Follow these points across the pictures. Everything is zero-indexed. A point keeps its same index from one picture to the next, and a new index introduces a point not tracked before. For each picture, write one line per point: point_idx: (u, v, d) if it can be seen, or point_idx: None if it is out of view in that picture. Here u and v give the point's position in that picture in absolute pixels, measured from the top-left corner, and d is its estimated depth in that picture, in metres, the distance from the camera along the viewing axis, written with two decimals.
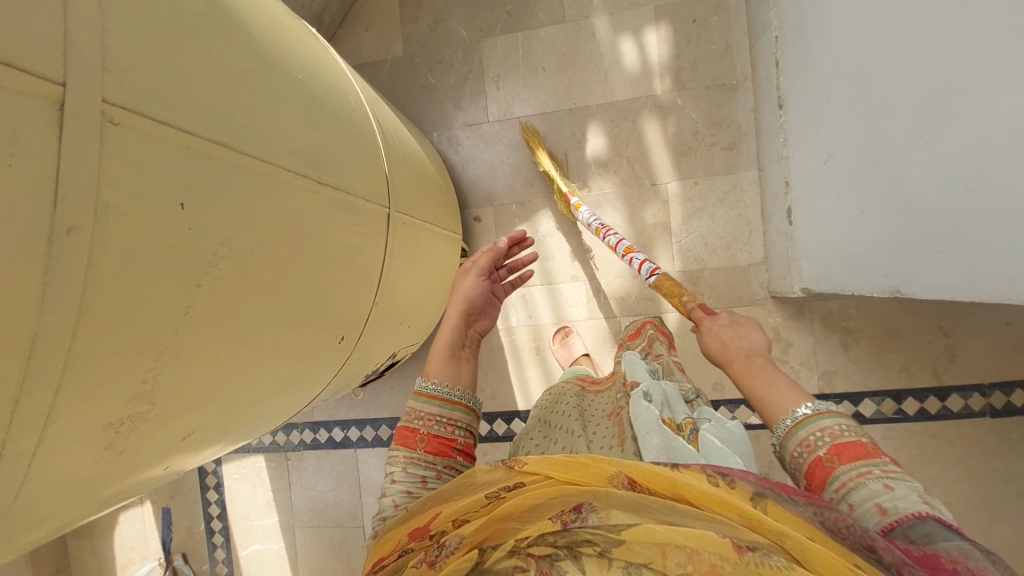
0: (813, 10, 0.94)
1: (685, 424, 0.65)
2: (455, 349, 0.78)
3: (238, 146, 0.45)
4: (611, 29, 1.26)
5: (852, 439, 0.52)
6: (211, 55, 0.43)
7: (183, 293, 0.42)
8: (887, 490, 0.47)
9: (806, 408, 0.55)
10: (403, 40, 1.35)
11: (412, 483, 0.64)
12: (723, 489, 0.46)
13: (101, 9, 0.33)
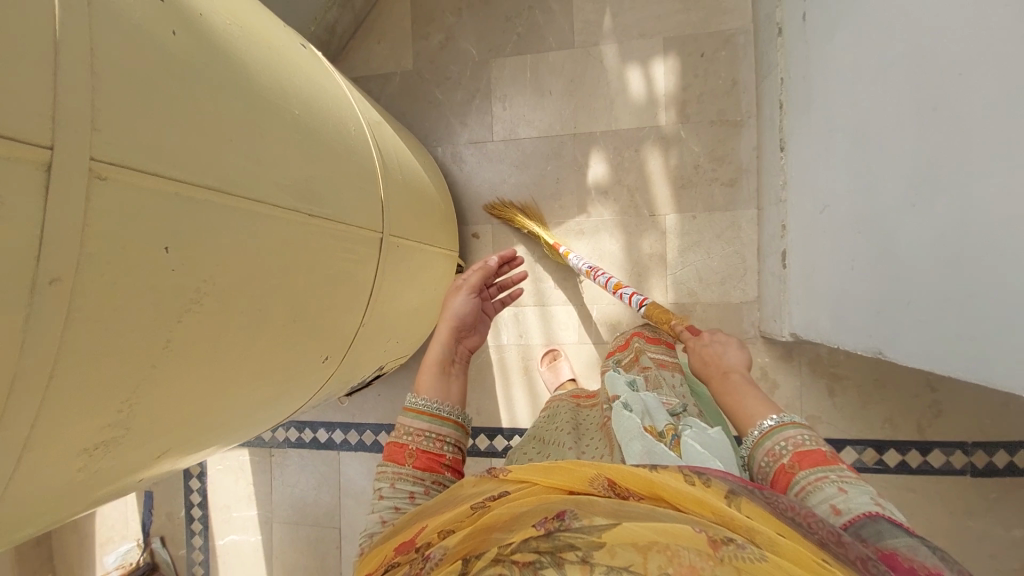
0: (817, 58, 0.94)
1: (666, 430, 0.63)
2: (443, 364, 0.77)
3: (230, 189, 0.46)
4: (619, 57, 1.27)
5: (813, 447, 0.55)
6: (207, 102, 0.45)
7: (163, 330, 0.43)
8: (841, 493, 0.50)
9: (771, 420, 0.59)
10: (413, 55, 1.38)
11: (400, 499, 0.64)
12: (699, 488, 0.46)
13: (93, 71, 0.35)
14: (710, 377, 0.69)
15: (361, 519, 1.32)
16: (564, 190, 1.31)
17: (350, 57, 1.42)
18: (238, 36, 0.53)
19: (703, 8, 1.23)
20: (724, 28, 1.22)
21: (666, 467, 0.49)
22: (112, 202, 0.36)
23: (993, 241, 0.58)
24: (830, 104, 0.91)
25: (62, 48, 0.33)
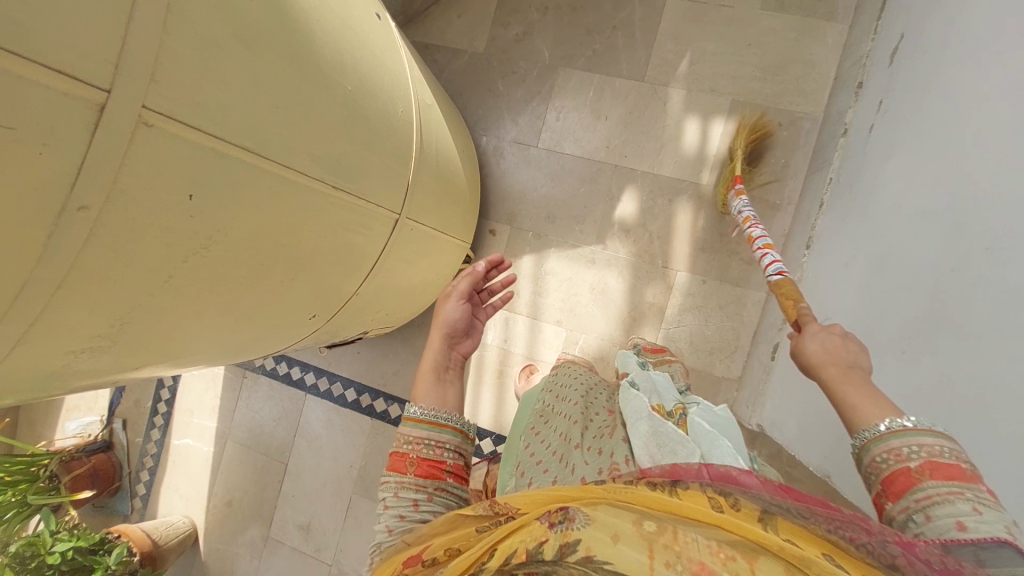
0: (871, 171, 0.94)
1: (674, 410, 0.77)
2: (438, 371, 0.83)
3: (265, 153, 0.49)
4: (683, 106, 1.27)
5: (952, 461, 0.50)
6: (265, 69, 0.47)
7: (169, 265, 0.45)
8: (975, 513, 0.46)
9: (907, 421, 0.53)
10: (487, 42, 1.39)
11: (405, 507, 0.67)
12: (726, 511, 0.46)
13: (165, 27, 0.37)
14: (824, 371, 0.63)
15: (308, 462, 1.38)
16: (590, 216, 1.32)
17: (427, 24, 1.43)
18: (315, 8, 0.56)
19: (780, 83, 1.23)
20: (793, 109, 1.21)
21: (689, 486, 0.49)
22: (155, 145, 0.38)
23: (992, 418, 0.59)
24: (866, 223, 0.91)
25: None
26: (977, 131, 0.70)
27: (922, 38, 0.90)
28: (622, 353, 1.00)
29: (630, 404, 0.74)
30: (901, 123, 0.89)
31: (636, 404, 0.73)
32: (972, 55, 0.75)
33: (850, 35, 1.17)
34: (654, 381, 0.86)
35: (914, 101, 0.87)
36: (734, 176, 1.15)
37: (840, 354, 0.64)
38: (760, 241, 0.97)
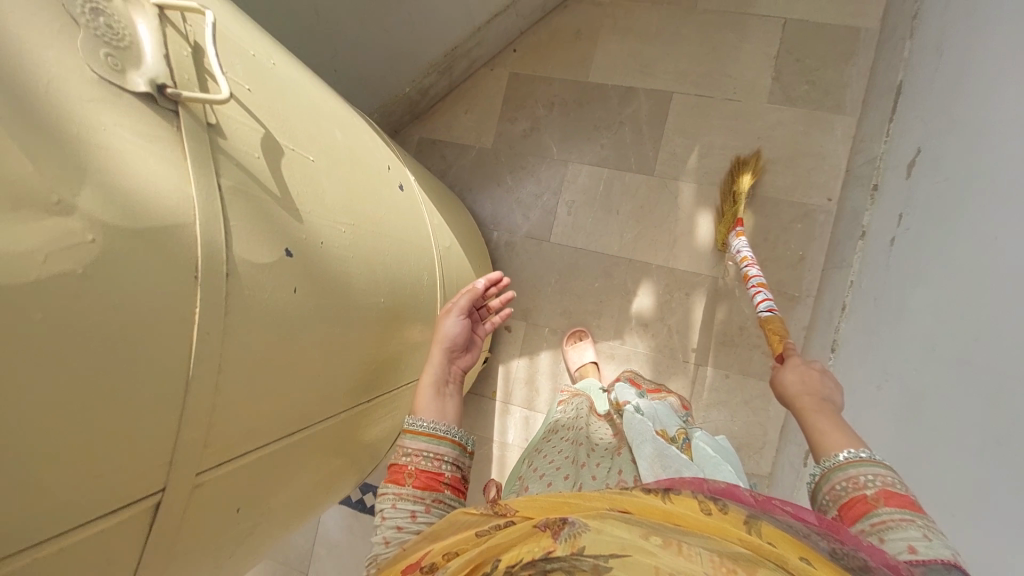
0: (897, 289, 0.93)
1: (677, 434, 0.89)
2: (439, 386, 0.74)
3: (305, 422, 0.49)
4: (694, 199, 1.27)
5: (901, 491, 0.59)
6: (307, 352, 0.45)
7: (222, 559, 0.46)
8: (924, 538, 0.53)
9: (864, 453, 0.63)
10: (495, 136, 1.39)
11: (402, 518, 0.63)
12: (714, 516, 0.48)
13: (219, 390, 0.36)
14: (799, 401, 0.74)
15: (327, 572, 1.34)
16: (606, 310, 1.30)
17: (434, 119, 1.43)
18: (347, 245, 0.53)
19: (791, 176, 1.23)
20: (806, 202, 1.21)
21: (680, 493, 0.50)
22: (207, 496, 0.39)
23: None
24: (896, 349, 0.90)
25: (192, 384, 0.33)
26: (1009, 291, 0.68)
27: (941, 157, 0.89)
28: (619, 385, 1.08)
29: (635, 427, 0.87)
30: (924, 247, 0.89)
31: (641, 428, 0.86)
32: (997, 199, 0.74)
33: (860, 129, 1.17)
34: (656, 406, 0.97)
35: (938, 224, 0.86)
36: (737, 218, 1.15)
37: (813, 387, 0.75)
38: (755, 279, 1.04)
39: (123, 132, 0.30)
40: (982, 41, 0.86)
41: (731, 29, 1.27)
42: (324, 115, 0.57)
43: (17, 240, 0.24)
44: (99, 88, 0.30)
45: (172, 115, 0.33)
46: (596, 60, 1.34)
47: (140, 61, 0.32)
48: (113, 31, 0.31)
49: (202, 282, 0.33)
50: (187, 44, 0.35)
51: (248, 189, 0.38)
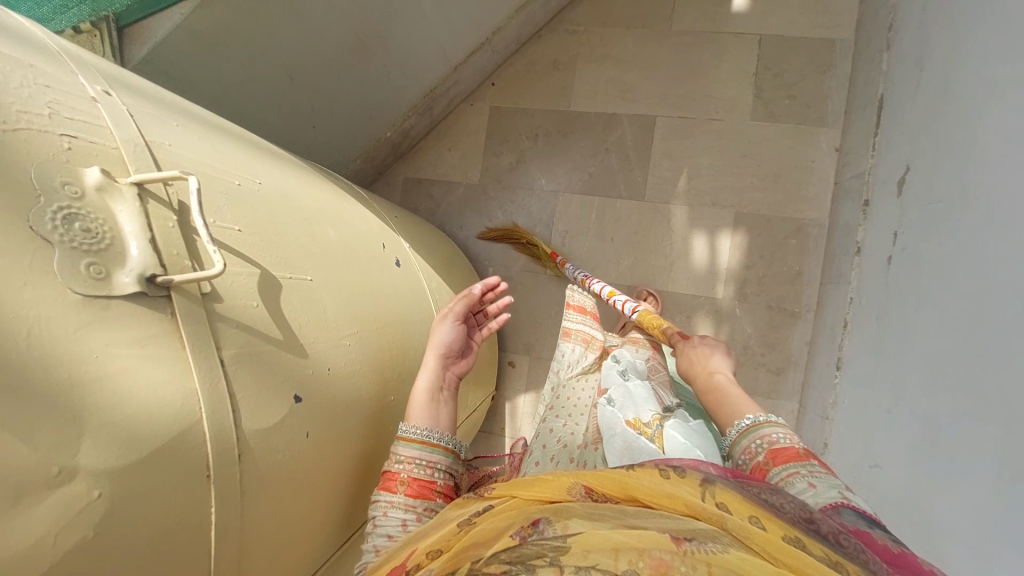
0: (896, 309, 0.94)
1: (651, 421, 0.77)
2: (433, 391, 0.69)
3: (317, 538, 0.53)
4: (687, 222, 1.27)
5: (785, 445, 0.64)
6: (311, 483, 0.48)
7: None
8: (811, 488, 0.59)
9: (747, 422, 0.69)
10: (481, 171, 1.38)
11: (394, 527, 0.62)
12: (673, 481, 0.51)
13: (240, 547, 0.41)
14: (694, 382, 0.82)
15: None
16: None
17: (418, 157, 1.41)
18: (356, 356, 0.52)
19: (780, 192, 1.23)
20: (799, 218, 1.22)
21: (643, 465, 0.54)
22: None
23: None
24: (893, 371, 0.92)
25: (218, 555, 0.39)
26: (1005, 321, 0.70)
27: (931, 175, 0.90)
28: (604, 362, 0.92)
29: (605, 420, 0.79)
30: (916, 270, 0.90)
31: (610, 420, 0.78)
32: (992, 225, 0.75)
33: (845, 141, 1.18)
34: (632, 390, 0.84)
35: (933, 245, 0.87)
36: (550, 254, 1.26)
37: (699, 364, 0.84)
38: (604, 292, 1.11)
39: (118, 350, 0.33)
40: (964, 57, 0.86)
41: (709, 49, 1.27)
42: (315, 215, 0.55)
43: (31, 526, 0.29)
44: (88, 312, 0.32)
45: (164, 300, 0.35)
46: (575, 88, 1.33)
47: (125, 256, 0.34)
48: (92, 235, 0.33)
49: (213, 474, 0.37)
50: (168, 213, 0.37)
51: (251, 350, 0.40)
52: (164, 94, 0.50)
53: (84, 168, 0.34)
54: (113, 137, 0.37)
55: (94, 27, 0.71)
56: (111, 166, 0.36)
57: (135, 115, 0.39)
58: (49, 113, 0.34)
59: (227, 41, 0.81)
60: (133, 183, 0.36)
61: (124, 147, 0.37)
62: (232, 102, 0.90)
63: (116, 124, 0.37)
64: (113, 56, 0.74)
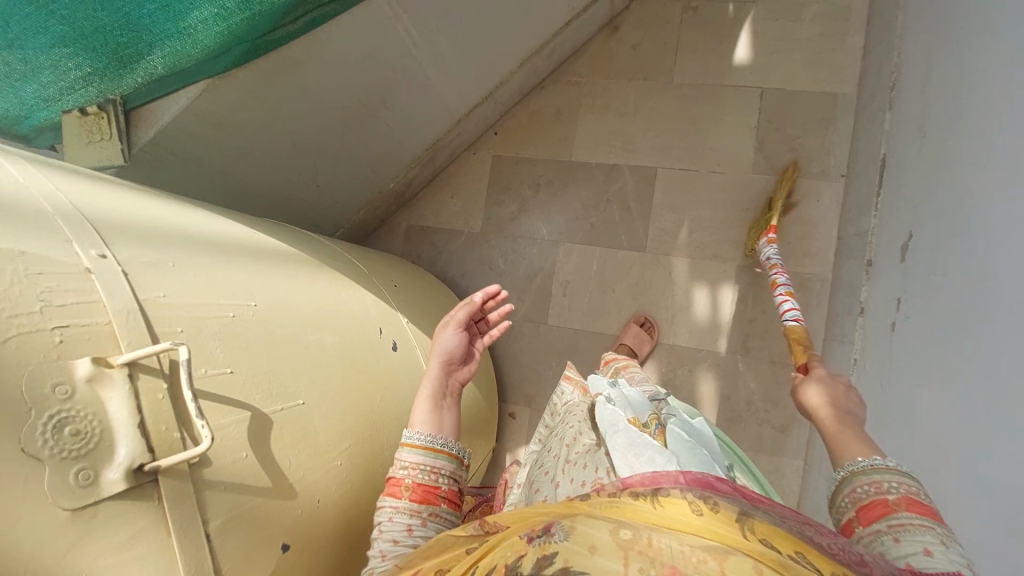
0: (900, 378, 0.92)
1: (650, 421, 0.74)
2: (436, 399, 0.69)
3: None
4: (689, 274, 1.26)
5: (924, 500, 0.59)
6: None
7: None
8: (941, 544, 0.53)
9: (888, 461, 0.64)
10: (483, 220, 1.38)
11: (398, 531, 0.58)
12: (708, 517, 0.45)
13: None
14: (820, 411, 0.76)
15: None
16: None
17: (421, 204, 1.42)
18: (345, 476, 0.52)
19: (783, 246, 1.22)
20: (801, 272, 1.21)
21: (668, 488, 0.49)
22: None
23: None
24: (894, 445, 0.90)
25: None
26: (998, 396, 0.69)
27: (935, 245, 0.89)
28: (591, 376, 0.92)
29: (604, 416, 0.74)
30: (917, 343, 0.89)
31: (612, 417, 0.72)
32: (992, 311, 0.73)
33: (847, 197, 1.18)
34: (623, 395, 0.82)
35: (938, 319, 0.85)
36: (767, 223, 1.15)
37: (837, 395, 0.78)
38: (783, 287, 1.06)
39: (105, 560, 0.34)
40: (965, 129, 0.85)
41: (711, 102, 1.27)
42: (312, 322, 0.56)
43: None
44: (76, 529, 0.33)
45: (151, 484, 0.36)
46: (578, 139, 1.34)
47: (113, 450, 0.34)
48: (83, 437, 0.33)
49: None
50: (161, 382, 0.37)
51: (239, 513, 0.41)
52: (158, 212, 0.49)
53: (76, 359, 0.34)
54: (104, 311, 0.36)
55: (101, 109, 0.74)
56: (101, 346, 0.35)
57: (129, 271, 0.39)
58: (41, 308, 0.33)
59: (232, 120, 0.82)
60: (123, 363, 0.35)
61: (117, 321, 0.36)
62: (237, 173, 0.91)
63: (108, 294, 0.37)
64: (119, 137, 0.75)
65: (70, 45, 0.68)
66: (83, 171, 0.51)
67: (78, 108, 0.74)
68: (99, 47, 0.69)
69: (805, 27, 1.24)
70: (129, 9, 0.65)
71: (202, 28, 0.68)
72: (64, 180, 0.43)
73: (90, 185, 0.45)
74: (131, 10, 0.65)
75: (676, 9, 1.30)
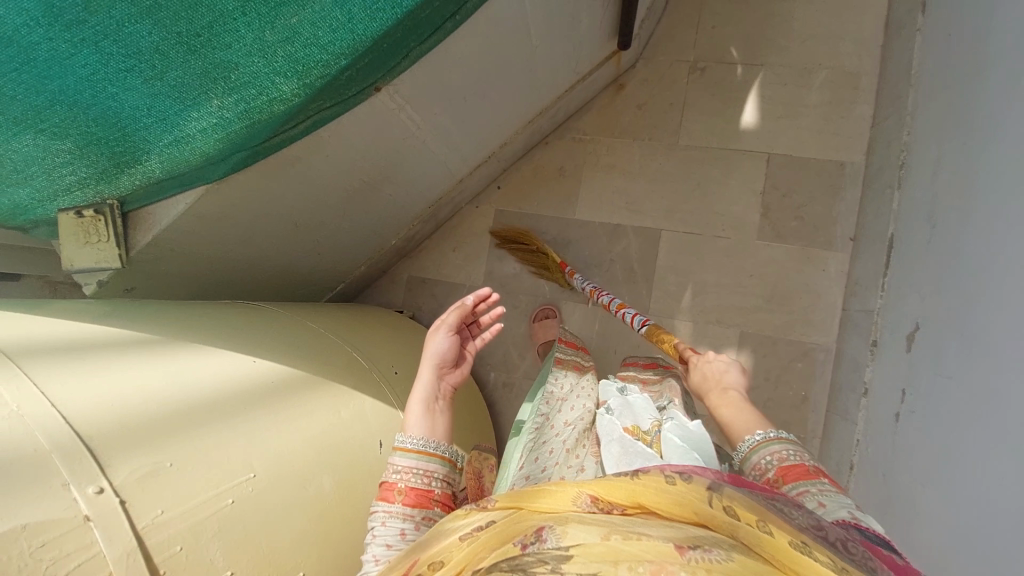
0: (907, 474, 0.91)
1: (650, 427, 0.77)
2: (428, 403, 0.68)
3: None
4: (691, 339, 1.25)
5: (795, 462, 0.62)
6: None
7: None
8: (819, 507, 0.56)
9: (759, 435, 0.66)
10: (486, 274, 1.37)
11: (391, 536, 0.58)
12: (679, 487, 0.50)
13: None
14: (708, 397, 0.78)
15: None
16: None
17: (423, 256, 1.41)
18: None
19: (786, 315, 1.22)
20: (805, 341, 1.21)
21: (648, 472, 0.52)
22: None
23: None
24: (899, 542, 0.89)
25: None
26: (999, 513, 0.70)
27: (942, 343, 0.88)
28: (603, 379, 0.93)
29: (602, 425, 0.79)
30: (918, 439, 0.90)
31: (608, 427, 0.78)
32: (1002, 432, 0.72)
33: (853, 269, 1.17)
34: (630, 401, 0.84)
35: (945, 424, 0.84)
36: (560, 264, 1.25)
37: (715, 376, 0.80)
38: (612, 306, 1.10)
39: None
40: (973, 231, 0.85)
41: (717, 165, 1.26)
42: (309, 464, 0.57)
43: None
44: None
45: None
46: (582, 196, 1.33)
47: None
48: None
49: None
50: None
51: None
52: (150, 389, 0.49)
53: None
54: (104, 560, 0.37)
55: (98, 211, 0.74)
56: None
57: (127, 503, 0.40)
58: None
59: (235, 213, 0.81)
60: None
61: (117, 569, 0.37)
62: (236, 255, 0.90)
63: (107, 540, 0.37)
64: (116, 241, 0.74)
65: (66, 154, 0.67)
66: (78, 344, 0.51)
67: (73, 208, 0.74)
68: (96, 155, 0.68)
69: (813, 92, 1.22)
70: (124, 124, 0.64)
71: (199, 136, 0.67)
72: (54, 378, 0.44)
73: (84, 377, 0.46)
74: (125, 123, 0.64)
75: (682, 68, 1.28)
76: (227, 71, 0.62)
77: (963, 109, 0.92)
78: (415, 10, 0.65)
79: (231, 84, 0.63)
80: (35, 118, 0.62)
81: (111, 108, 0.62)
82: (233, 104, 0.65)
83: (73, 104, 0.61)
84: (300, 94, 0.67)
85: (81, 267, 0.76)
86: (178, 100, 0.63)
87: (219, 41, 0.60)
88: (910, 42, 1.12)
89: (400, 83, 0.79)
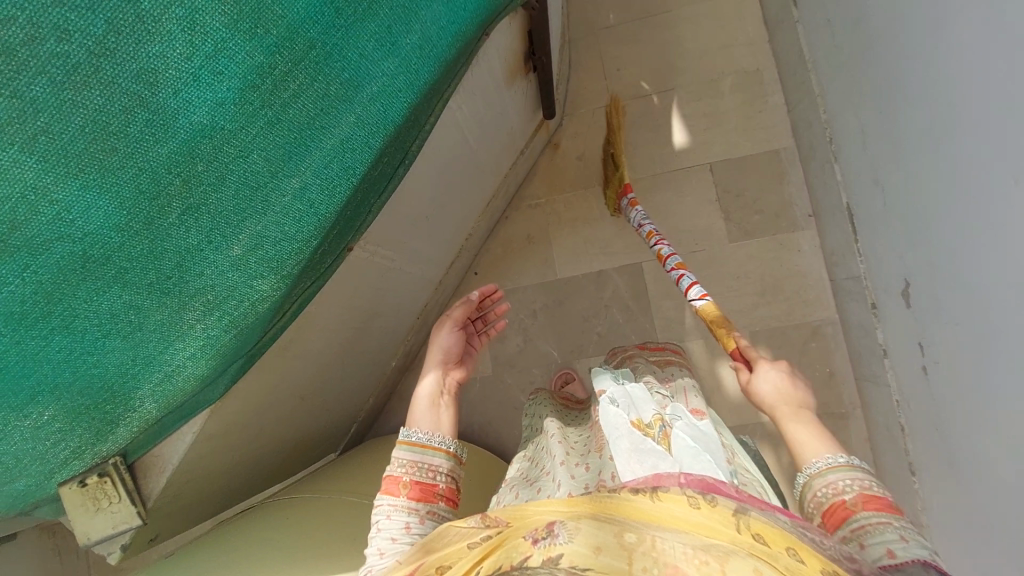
0: (948, 420, 0.92)
1: (655, 421, 0.65)
2: (433, 398, 0.75)
3: None
4: (708, 353, 1.27)
5: (876, 494, 0.58)
6: None
7: None
8: (901, 540, 0.53)
9: (843, 459, 0.62)
10: (492, 359, 1.36)
11: (396, 529, 0.61)
12: (706, 512, 0.43)
13: None
14: (775, 410, 0.73)
15: None
16: None
17: (424, 362, 1.39)
18: None
19: (784, 303, 1.26)
20: (811, 321, 1.25)
21: (668, 488, 0.46)
22: None
23: None
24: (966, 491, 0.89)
25: None
26: None
27: (932, 294, 0.91)
28: (597, 371, 0.78)
29: (608, 421, 0.64)
30: (948, 391, 0.91)
31: (612, 421, 0.64)
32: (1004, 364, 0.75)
33: (825, 242, 1.23)
34: (633, 392, 0.71)
35: (957, 365, 0.87)
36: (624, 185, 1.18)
37: (790, 394, 0.73)
38: (670, 260, 1.05)
39: None
40: (912, 185, 0.91)
41: (669, 188, 1.31)
42: None
43: None
44: None
45: None
46: (556, 255, 1.35)
47: None
48: None
49: None
50: None
51: None
52: None
53: None
54: None
55: (102, 474, 0.70)
56: None
57: None
58: None
59: (240, 418, 0.78)
60: None
61: None
62: (250, 449, 0.86)
63: None
64: (130, 499, 0.72)
65: (56, 434, 0.61)
66: None
67: (74, 479, 0.68)
68: (87, 422, 0.63)
69: (727, 98, 1.31)
70: (111, 383, 0.60)
71: (191, 362, 0.64)
72: None
73: None
74: (111, 383, 0.60)
75: (605, 114, 1.35)
76: (206, 298, 0.60)
77: (865, 84, 1.00)
78: (368, 171, 0.67)
79: (212, 308, 0.61)
80: (15, 418, 0.56)
81: (94, 376, 0.58)
82: (218, 320, 0.63)
83: (53, 390, 0.56)
84: (280, 286, 0.66)
85: (98, 537, 0.72)
86: (162, 341, 0.60)
87: (191, 275, 0.57)
88: (793, 36, 1.22)
89: (367, 236, 0.79)
